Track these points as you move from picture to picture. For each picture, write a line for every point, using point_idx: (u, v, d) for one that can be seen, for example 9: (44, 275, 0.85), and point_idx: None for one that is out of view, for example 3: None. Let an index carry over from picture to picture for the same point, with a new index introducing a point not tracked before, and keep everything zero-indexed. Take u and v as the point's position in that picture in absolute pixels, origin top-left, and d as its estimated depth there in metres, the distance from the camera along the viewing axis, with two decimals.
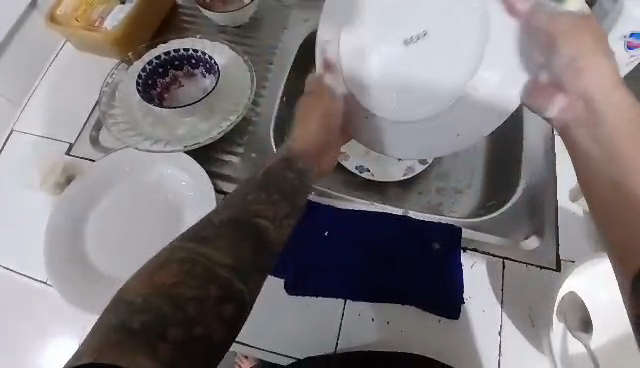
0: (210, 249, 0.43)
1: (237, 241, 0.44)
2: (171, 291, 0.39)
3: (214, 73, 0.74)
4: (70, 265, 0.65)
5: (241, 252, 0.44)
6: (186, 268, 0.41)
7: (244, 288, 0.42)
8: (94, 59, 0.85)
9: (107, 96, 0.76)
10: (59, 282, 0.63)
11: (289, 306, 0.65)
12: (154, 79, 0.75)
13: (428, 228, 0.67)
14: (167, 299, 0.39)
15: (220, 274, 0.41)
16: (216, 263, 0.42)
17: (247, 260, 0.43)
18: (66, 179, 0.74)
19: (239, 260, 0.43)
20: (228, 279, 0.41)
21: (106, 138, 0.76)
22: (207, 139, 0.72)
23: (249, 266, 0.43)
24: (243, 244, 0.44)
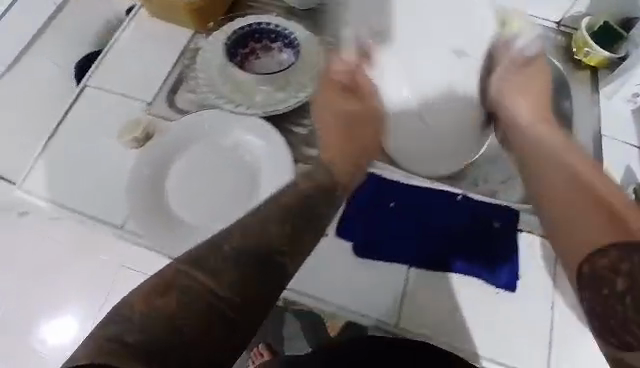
0: (217, 276, 0.44)
1: (247, 278, 0.45)
2: (167, 322, 0.41)
3: (292, 48, 0.78)
4: (155, 215, 0.68)
5: (242, 282, 0.44)
6: (177, 296, 0.42)
7: (240, 329, 0.43)
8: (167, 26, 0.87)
9: (189, 60, 0.82)
10: (145, 234, 0.67)
11: (357, 271, 0.70)
12: (235, 49, 0.78)
13: (489, 209, 0.72)
14: (162, 329, 0.41)
15: (214, 305, 0.43)
16: (212, 295, 0.43)
17: (247, 291, 0.44)
18: (143, 135, 0.75)
19: (243, 292, 0.44)
20: (222, 309, 0.43)
21: (184, 101, 0.80)
22: (286, 107, 0.77)
23: (243, 302, 0.44)
24: (251, 276, 0.45)
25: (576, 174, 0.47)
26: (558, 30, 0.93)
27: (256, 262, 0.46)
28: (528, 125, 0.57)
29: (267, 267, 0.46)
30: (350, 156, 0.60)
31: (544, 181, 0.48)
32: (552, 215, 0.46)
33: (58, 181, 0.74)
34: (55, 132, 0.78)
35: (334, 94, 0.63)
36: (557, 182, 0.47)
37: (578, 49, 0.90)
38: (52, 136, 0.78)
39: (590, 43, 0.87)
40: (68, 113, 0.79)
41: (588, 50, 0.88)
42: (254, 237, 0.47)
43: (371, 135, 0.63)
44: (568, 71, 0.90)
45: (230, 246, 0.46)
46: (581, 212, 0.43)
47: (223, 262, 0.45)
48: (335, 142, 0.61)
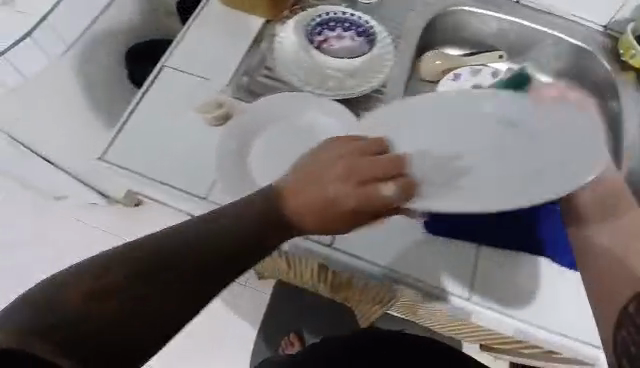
0: (163, 276, 0.46)
1: (141, 292, 0.45)
2: (71, 328, 0.41)
3: (365, 36, 0.83)
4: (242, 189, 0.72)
5: (175, 294, 0.46)
6: (129, 298, 0.44)
7: (148, 341, 0.45)
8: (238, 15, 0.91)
9: (266, 48, 0.87)
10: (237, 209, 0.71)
11: (435, 245, 0.74)
12: (312, 35, 0.84)
13: None
14: (62, 335, 0.40)
15: (104, 317, 0.43)
16: (112, 309, 0.43)
17: (137, 312, 0.44)
18: (223, 115, 0.79)
19: (138, 314, 0.44)
20: (114, 334, 0.43)
21: (260, 86, 0.84)
22: (358, 92, 0.81)
23: (139, 325, 0.44)
24: (149, 297, 0.45)
25: (617, 253, 0.56)
26: (604, 34, 0.99)
27: (205, 264, 0.48)
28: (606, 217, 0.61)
29: (214, 269, 0.48)
30: (312, 223, 0.52)
31: (596, 246, 0.59)
32: (590, 274, 0.57)
33: (136, 155, 0.77)
34: (134, 109, 0.81)
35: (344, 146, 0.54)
36: (609, 250, 0.57)
37: (625, 51, 0.95)
38: (132, 113, 0.81)
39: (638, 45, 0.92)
40: (148, 92, 0.83)
41: (636, 52, 0.93)
42: (218, 251, 0.48)
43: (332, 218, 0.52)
44: (614, 72, 0.96)
45: (188, 248, 0.47)
46: (609, 275, 0.54)
47: (161, 274, 0.46)
48: (302, 208, 0.51)
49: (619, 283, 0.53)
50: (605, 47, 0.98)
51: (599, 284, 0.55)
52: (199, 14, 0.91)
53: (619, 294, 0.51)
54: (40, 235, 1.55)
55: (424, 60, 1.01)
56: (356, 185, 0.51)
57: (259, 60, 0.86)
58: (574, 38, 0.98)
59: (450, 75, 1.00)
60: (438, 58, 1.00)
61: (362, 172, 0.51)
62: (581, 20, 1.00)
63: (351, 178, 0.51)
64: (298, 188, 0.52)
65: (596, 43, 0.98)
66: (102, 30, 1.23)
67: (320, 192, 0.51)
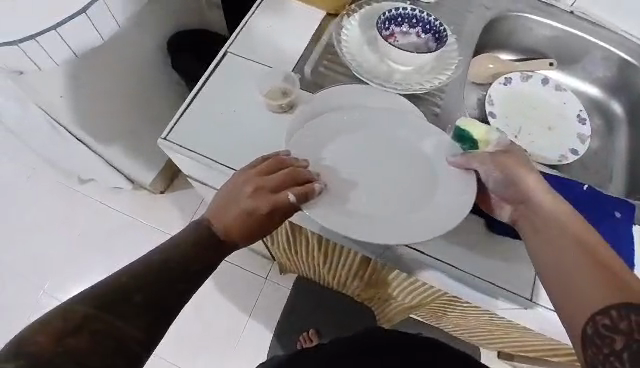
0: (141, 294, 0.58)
1: (146, 307, 0.57)
2: (82, 321, 0.54)
3: (432, 33, 0.84)
4: None
5: (146, 305, 0.57)
6: (127, 313, 0.56)
7: (138, 347, 0.55)
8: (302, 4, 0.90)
9: (328, 38, 0.87)
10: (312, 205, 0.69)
11: (491, 245, 0.78)
12: (380, 28, 0.84)
13: (610, 200, 0.77)
14: (90, 329, 0.54)
15: (124, 314, 0.56)
16: (122, 313, 0.56)
17: (144, 317, 0.57)
18: (288, 104, 0.80)
19: (150, 316, 0.57)
20: (110, 324, 0.55)
21: (322, 77, 0.85)
22: (425, 87, 0.82)
23: (146, 323, 0.56)
24: (151, 301, 0.58)
25: (557, 278, 0.57)
26: None
27: (169, 284, 0.60)
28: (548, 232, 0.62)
29: (182, 282, 0.61)
30: (237, 232, 0.67)
31: (550, 260, 0.59)
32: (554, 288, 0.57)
33: (201, 140, 0.78)
34: (197, 92, 0.81)
35: (259, 177, 0.68)
36: (564, 262, 0.57)
37: None
38: (195, 96, 0.81)
39: None
40: (211, 76, 0.83)
41: None
42: (165, 278, 0.60)
43: (241, 222, 0.67)
44: None
45: (147, 277, 0.59)
46: (575, 281, 0.54)
47: (131, 300, 0.57)
48: (233, 219, 0.67)
49: (588, 286, 0.53)
50: None
51: (562, 296, 0.55)
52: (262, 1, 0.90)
53: (589, 308, 0.51)
54: (60, 218, 1.52)
55: (478, 61, 1.02)
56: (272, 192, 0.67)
57: (321, 50, 0.87)
58: (625, 50, 0.99)
59: (502, 78, 1.02)
60: (491, 61, 1.02)
61: (269, 190, 0.67)
62: (626, 34, 1.00)
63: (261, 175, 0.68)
64: (224, 216, 0.67)
65: None
66: (145, 14, 1.22)
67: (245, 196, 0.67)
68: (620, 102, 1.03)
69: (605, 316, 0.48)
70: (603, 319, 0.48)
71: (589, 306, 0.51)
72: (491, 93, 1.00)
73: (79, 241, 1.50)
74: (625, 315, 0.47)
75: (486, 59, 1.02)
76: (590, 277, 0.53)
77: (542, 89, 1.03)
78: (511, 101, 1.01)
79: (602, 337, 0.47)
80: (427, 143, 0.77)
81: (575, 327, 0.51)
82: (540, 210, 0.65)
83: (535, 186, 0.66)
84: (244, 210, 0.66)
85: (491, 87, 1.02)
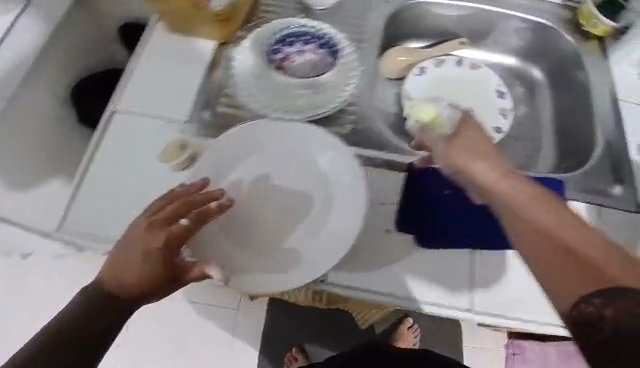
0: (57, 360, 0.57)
1: None
2: None
3: (327, 48, 0.79)
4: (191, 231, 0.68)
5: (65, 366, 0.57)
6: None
7: None
8: (190, 40, 0.84)
9: (218, 74, 0.81)
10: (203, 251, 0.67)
11: (428, 260, 0.70)
12: (270, 57, 0.79)
13: (537, 184, 0.75)
14: None
15: None
16: None
17: None
18: (189, 157, 0.74)
19: None
20: None
21: (219, 117, 0.78)
22: (332, 107, 0.77)
23: None
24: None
25: (533, 244, 0.50)
26: (562, 6, 0.97)
27: (72, 347, 0.57)
28: (510, 195, 0.54)
29: (88, 343, 0.58)
30: (133, 285, 0.58)
31: (518, 224, 0.52)
32: (527, 258, 0.50)
33: (99, 217, 0.71)
34: (88, 164, 0.74)
35: (148, 217, 0.60)
36: (536, 227, 0.50)
37: (586, 21, 0.93)
38: (87, 168, 0.74)
39: (597, 13, 0.90)
40: (100, 142, 0.76)
41: (597, 21, 0.91)
42: (73, 337, 0.57)
43: (136, 271, 0.58)
44: (577, 44, 0.94)
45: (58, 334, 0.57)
46: (551, 255, 0.48)
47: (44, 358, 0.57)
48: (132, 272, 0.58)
49: (568, 260, 0.48)
50: (564, 19, 0.96)
51: (540, 268, 0.49)
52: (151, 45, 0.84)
53: (572, 294, 0.47)
54: (14, 291, 1.45)
55: (389, 56, 0.99)
56: (167, 226, 0.60)
57: (215, 89, 0.80)
58: (533, 14, 0.96)
59: (416, 69, 0.99)
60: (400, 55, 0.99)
61: (160, 225, 0.59)
62: None
63: (151, 214, 0.60)
64: (117, 270, 0.58)
65: (555, 17, 0.96)
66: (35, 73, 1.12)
67: (135, 240, 0.59)
68: (540, 66, 1.01)
69: (589, 304, 0.45)
70: (588, 308, 0.45)
71: (572, 290, 0.47)
72: (406, 88, 0.98)
73: (38, 312, 1.43)
74: (604, 306, 0.45)
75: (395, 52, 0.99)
76: (561, 250, 0.48)
77: (459, 71, 0.99)
78: (428, 92, 0.98)
79: (584, 324, 0.45)
80: (334, 169, 0.72)
81: (558, 307, 0.48)
82: (497, 173, 0.57)
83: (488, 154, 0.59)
84: (137, 256, 0.58)
85: (406, 82, 0.98)
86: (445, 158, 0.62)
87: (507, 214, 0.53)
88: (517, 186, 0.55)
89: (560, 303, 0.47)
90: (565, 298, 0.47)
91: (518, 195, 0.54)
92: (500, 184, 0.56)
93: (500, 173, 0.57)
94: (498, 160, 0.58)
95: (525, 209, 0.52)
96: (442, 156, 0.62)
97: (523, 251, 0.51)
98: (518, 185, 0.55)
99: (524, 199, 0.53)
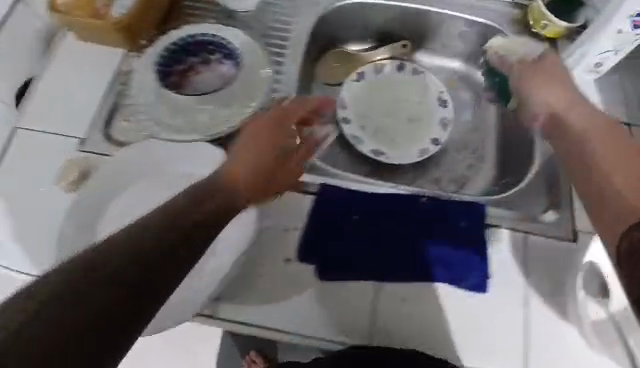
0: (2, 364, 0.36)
1: None
2: None
3: (233, 59, 0.74)
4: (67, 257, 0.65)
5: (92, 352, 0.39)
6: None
7: None
8: (101, 50, 0.82)
9: (120, 87, 0.77)
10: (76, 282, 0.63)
11: (326, 292, 0.66)
12: (170, 66, 0.73)
13: (454, 208, 0.69)
14: None
15: None
16: None
17: None
18: (81, 176, 0.72)
19: None
20: None
21: (118, 133, 0.75)
22: (230, 127, 0.71)
23: None
24: None
25: (602, 171, 0.49)
26: (511, 5, 0.88)
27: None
28: (579, 134, 0.55)
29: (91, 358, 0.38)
30: (221, 207, 0.51)
31: (599, 153, 0.51)
32: (600, 188, 0.49)
33: None
34: None
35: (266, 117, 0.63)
36: (614, 157, 0.50)
37: (535, 21, 0.84)
38: None
39: (546, 13, 0.82)
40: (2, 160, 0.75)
41: (545, 22, 0.82)
42: (132, 309, 0.41)
43: (235, 186, 0.55)
44: None
45: (73, 309, 0.39)
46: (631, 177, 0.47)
47: (36, 353, 0.37)
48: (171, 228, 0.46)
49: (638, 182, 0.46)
50: (512, 20, 0.87)
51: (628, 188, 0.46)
52: (63, 55, 0.82)
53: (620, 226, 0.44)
54: None
55: (323, 59, 0.95)
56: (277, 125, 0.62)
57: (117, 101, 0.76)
58: (476, 15, 0.88)
59: (354, 74, 0.92)
60: (334, 59, 0.94)
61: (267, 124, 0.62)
62: None
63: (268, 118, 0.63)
64: (140, 229, 0.45)
65: (502, 17, 0.88)
66: None
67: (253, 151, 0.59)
68: None
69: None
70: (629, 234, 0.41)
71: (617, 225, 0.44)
72: (342, 94, 0.92)
73: None
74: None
75: (329, 56, 0.95)
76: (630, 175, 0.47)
77: (398, 77, 0.93)
78: (365, 100, 0.92)
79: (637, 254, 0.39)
80: None
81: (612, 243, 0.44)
82: (566, 119, 0.59)
83: (566, 101, 0.62)
84: (256, 165, 0.58)
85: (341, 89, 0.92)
86: (542, 96, 0.64)
87: (587, 148, 0.53)
88: (586, 130, 0.55)
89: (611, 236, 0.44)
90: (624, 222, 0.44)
91: (583, 136, 0.55)
92: (581, 125, 0.56)
93: (581, 116, 0.58)
94: (575, 105, 0.60)
95: (601, 143, 0.52)
96: (545, 102, 0.63)
97: (592, 184, 0.50)
98: (589, 125, 0.56)
99: (602, 136, 0.53)
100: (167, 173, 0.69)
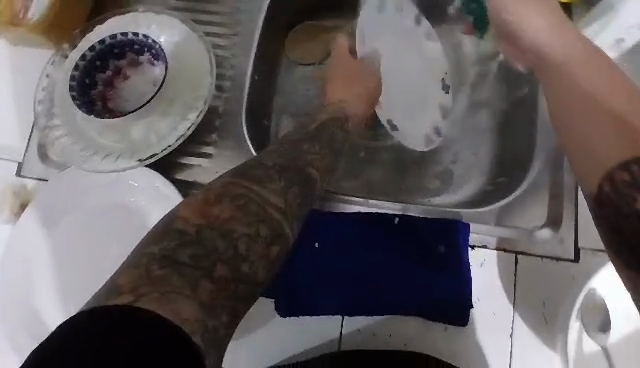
0: (146, 301, 0.34)
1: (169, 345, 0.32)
2: None
3: (163, 60, 0.65)
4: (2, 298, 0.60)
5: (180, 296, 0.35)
6: (180, 311, 0.34)
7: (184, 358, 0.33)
8: (28, 52, 0.69)
9: (45, 103, 0.65)
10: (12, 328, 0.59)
11: (287, 329, 0.59)
12: (92, 76, 0.64)
13: (431, 229, 0.60)
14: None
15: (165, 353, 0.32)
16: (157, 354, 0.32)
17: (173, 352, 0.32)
18: (22, 205, 0.65)
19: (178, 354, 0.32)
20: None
21: (54, 152, 0.65)
22: (165, 149, 0.62)
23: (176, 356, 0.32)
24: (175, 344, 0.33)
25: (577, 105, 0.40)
26: None
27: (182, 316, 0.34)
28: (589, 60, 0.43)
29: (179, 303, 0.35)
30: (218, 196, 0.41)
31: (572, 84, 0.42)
32: (573, 125, 0.40)
33: None
34: None
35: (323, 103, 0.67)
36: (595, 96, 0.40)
37: None
38: None
39: None
40: None
41: None
42: (204, 247, 0.38)
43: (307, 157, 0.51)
44: None
45: (194, 251, 0.37)
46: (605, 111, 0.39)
47: (175, 281, 0.36)
48: (278, 175, 0.44)
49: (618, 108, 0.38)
50: None
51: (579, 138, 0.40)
52: None
53: (614, 158, 0.37)
54: None
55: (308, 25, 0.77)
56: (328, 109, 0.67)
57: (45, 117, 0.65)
58: None
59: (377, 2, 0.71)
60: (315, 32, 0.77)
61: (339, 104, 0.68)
62: None
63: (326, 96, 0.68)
64: (254, 173, 0.43)
65: None
66: None
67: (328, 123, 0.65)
68: None
69: (627, 171, 0.36)
70: (622, 177, 0.36)
71: (608, 156, 0.37)
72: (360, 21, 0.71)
73: None
74: None
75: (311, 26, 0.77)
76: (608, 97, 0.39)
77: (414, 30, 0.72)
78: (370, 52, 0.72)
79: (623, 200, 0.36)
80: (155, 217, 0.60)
81: (586, 184, 0.39)
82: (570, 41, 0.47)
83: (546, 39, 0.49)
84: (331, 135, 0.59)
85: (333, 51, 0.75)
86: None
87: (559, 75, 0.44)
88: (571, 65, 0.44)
89: (589, 178, 0.38)
90: (598, 170, 0.37)
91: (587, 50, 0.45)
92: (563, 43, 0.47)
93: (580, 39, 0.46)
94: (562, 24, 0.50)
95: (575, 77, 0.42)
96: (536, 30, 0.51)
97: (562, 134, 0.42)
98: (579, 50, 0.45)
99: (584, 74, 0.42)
100: (103, 199, 0.62)
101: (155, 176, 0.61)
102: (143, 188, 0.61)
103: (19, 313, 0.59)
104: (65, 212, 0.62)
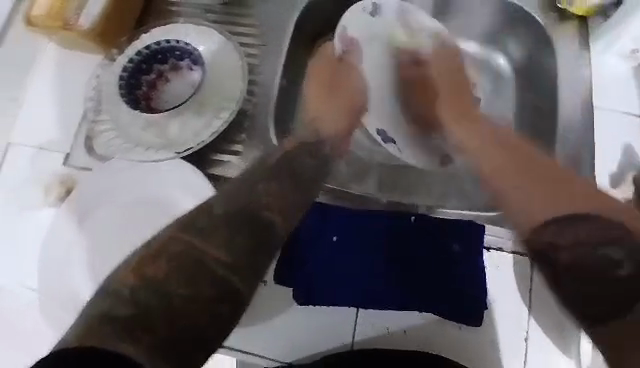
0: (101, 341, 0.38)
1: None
2: None
3: (200, 65, 0.71)
4: (42, 275, 0.65)
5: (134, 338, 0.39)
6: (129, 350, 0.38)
7: None
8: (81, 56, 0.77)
9: (94, 100, 0.72)
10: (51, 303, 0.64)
11: (303, 318, 0.61)
12: (137, 78, 0.71)
13: (446, 229, 0.62)
14: None
15: None
16: None
17: None
18: (67, 191, 0.70)
19: None
20: None
21: (99, 145, 0.71)
22: (200, 144, 0.67)
23: None
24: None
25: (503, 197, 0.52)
26: None
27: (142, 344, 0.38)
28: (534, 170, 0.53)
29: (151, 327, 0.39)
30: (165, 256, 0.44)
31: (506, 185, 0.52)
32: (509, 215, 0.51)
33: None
34: None
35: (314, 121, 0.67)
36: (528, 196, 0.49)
37: None
38: None
39: None
40: None
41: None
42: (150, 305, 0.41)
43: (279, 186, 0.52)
44: (549, 26, 0.71)
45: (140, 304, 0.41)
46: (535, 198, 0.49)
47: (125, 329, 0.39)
48: (223, 225, 0.46)
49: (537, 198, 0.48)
50: None
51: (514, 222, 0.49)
52: (42, 62, 0.78)
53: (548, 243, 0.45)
54: None
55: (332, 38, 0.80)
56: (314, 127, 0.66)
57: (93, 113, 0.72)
58: None
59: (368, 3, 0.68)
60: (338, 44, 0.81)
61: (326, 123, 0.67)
62: None
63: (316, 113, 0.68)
64: (200, 227, 0.46)
65: None
66: None
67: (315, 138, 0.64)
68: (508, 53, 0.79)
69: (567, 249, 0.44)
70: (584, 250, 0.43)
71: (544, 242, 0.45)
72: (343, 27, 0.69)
73: None
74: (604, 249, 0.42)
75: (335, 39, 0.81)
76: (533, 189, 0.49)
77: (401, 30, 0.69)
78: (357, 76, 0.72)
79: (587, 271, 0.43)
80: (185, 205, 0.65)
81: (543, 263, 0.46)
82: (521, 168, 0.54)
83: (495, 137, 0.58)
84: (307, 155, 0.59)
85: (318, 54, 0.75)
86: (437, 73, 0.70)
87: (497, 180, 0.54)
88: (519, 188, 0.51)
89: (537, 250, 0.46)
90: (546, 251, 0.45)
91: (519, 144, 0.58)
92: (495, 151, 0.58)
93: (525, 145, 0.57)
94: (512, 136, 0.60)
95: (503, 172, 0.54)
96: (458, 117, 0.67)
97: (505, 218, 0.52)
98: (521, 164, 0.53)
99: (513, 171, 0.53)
100: (139, 188, 0.67)
101: (188, 167, 0.66)
102: (176, 179, 0.66)
103: (56, 290, 0.64)
104: (104, 199, 0.68)
